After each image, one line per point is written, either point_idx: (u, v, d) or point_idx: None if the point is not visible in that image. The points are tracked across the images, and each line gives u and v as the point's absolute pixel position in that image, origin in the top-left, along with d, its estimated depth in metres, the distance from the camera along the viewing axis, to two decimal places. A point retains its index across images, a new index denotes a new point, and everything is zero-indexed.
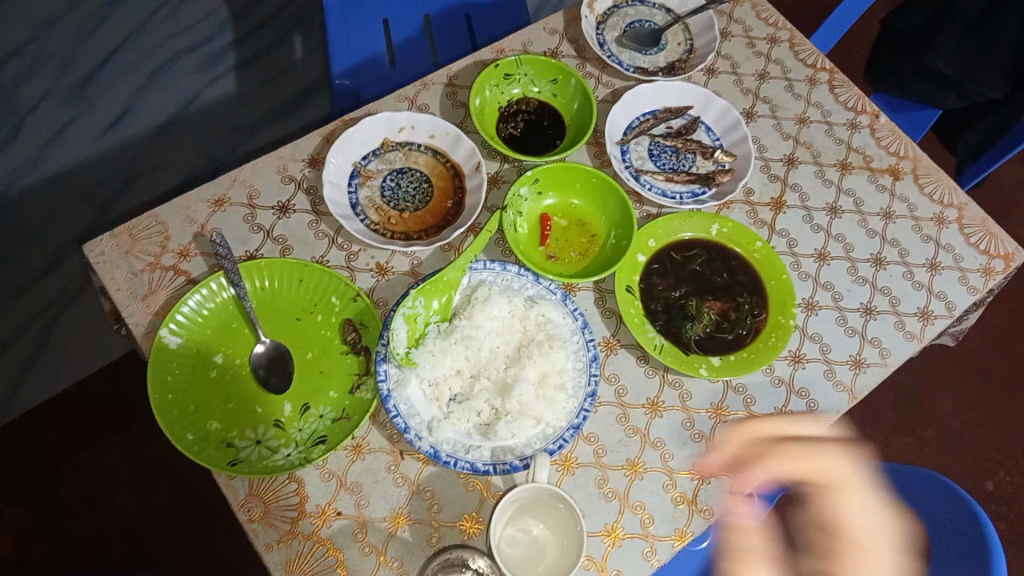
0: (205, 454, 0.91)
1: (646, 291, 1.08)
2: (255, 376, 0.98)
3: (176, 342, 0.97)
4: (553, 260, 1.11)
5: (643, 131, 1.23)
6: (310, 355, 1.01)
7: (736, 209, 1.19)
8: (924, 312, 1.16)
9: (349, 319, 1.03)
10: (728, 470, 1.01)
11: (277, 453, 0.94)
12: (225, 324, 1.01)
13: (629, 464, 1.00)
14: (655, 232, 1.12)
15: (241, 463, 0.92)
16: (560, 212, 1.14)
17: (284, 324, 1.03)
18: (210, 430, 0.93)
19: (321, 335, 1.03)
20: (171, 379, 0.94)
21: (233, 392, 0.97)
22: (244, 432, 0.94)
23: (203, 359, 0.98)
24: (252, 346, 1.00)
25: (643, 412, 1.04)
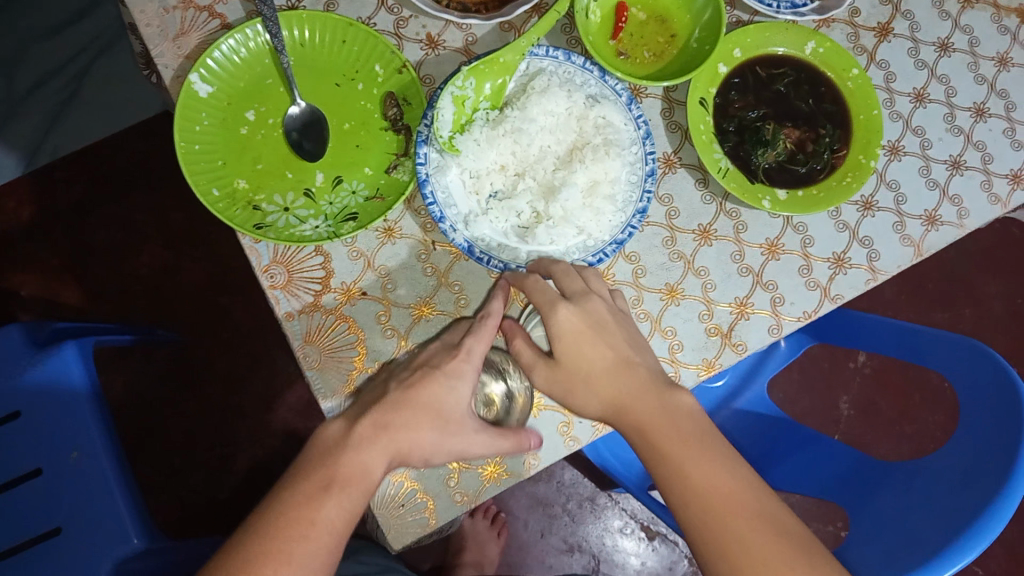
0: (230, 213, 0.88)
1: (720, 107, 0.98)
2: (287, 140, 0.92)
3: (206, 91, 0.90)
4: (623, 59, 1.00)
5: None
6: (347, 126, 0.94)
7: (837, 30, 1.04)
8: (1016, 175, 1.05)
9: (391, 93, 0.94)
10: (769, 308, 0.97)
11: (305, 224, 0.90)
12: (259, 78, 0.93)
13: (667, 289, 0.95)
14: (744, 41, 0.99)
15: (267, 228, 0.89)
16: (639, 3, 1.01)
17: (323, 88, 0.94)
18: (237, 189, 0.90)
19: (361, 106, 0.95)
20: (200, 130, 0.90)
21: (263, 153, 0.92)
22: (272, 196, 0.91)
23: (233, 114, 0.92)
24: (286, 107, 0.93)
25: (692, 238, 0.97)
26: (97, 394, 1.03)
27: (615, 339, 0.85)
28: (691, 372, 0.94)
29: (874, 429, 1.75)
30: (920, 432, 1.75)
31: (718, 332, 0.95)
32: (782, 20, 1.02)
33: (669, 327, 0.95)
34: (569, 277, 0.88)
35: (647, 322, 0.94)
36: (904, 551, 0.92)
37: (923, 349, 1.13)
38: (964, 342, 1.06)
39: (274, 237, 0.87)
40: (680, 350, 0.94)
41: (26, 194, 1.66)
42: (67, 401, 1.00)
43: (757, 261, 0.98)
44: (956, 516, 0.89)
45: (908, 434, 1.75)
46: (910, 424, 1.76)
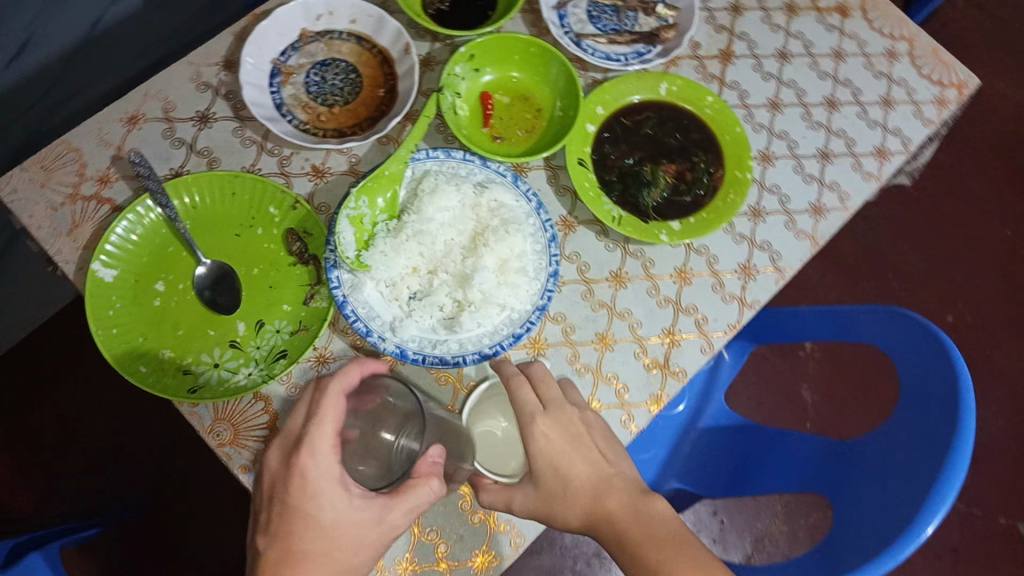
0: (161, 383, 0.88)
1: (599, 161, 1.04)
2: (201, 300, 0.94)
3: (111, 275, 0.92)
4: (498, 141, 1.05)
5: None
6: (257, 271, 0.97)
7: (684, 65, 1.13)
8: (881, 150, 1.13)
9: (291, 229, 0.97)
10: (698, 331, 1.01)
11: (238, 374, 0.91)
12: (160, 249, 0.95)
13: (598, 338, 0.99)
14: (603, 99, 1.07)
15: (202, 388, 0.90)
16: (500, 88, 1.08)
17: (224, 242, 0.97)
18: (164, 359, 0.91)
19: (266, 249, 0.98)
20: (114, 312, 0.90)
21: (180, 318, 0.93)
22: (199, 356, 0.91)
23: (143, 289, 0.93)
24: (193, 269, 0.95)
25: (607, 286, 1.02)
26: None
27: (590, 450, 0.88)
28: (643, 411, 0.97)
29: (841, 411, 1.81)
30: (883, 402, 1.82)
31: (656, 367, 0.99)
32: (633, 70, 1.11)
33: (610, 373, 0.98)
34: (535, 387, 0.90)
35: (589, 375, 0.97)
36: (886, 524, 0.95)
37: (851, 329, 1.20)
38: (890, 311, 1.12)
39: (211, 394, 0.88)
40: (627, 393, 0.97)
41: None
42: None
43: (674, 289, 1.02)
44: (920, 482, 0.93)
45: (872, 407, 1.81)
46: (872, 396, 1.82)
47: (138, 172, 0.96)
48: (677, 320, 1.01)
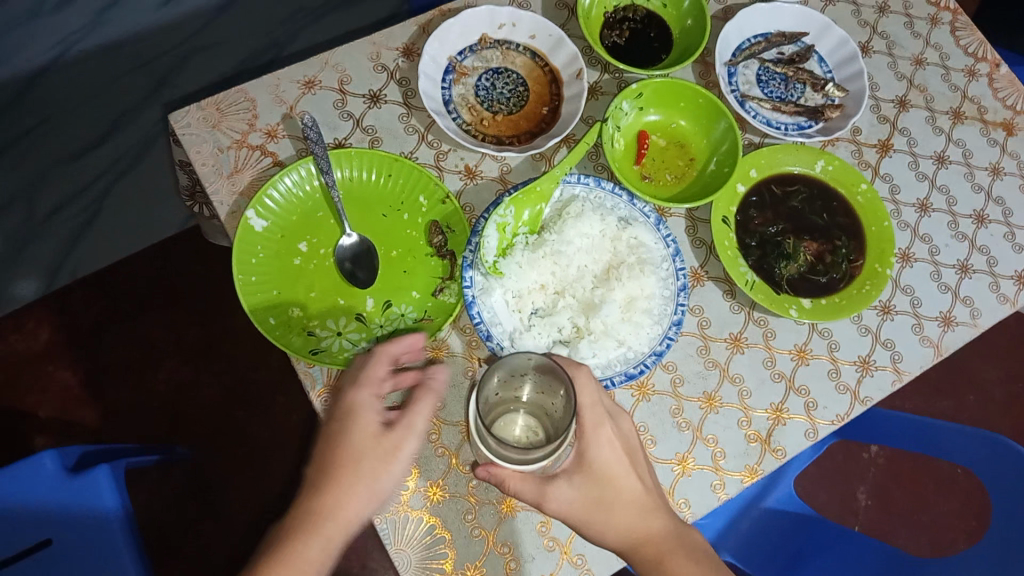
0: (285, 338, 0.91)
1: (742, 223, 1.05)
2: (340, 270, 0.97)
3: (262, 226, 0.95)
4: (647, 181, 1.06)
5: (754, 54, 1.15)
6: (394, 253, 1.00)
7: (841, 147, 1.13)
8: (1020, 276, 1.11)
9: (435, 222, 1.00)
10: (804, 411, 1.00)
11: (357, 347, 0.94)
12: (311, 212, 0.99)
13: (705, 397, 0.99)
14: (759, 162, 1.07)
15: (322, 352, 0.92)
16: (659, 130, 1.09)
17: (370, 218, 1.00)
18: (292, 317, 0.93)
19: (407, 235, 1.01)
20: (255, 262, 0.94)
21: (316, 281, 0.96)
22: (326, 321, 0.94)
23: (287, 246, 0.97)
24: (337, 238, 0.99)
25: (724, 346, 1.02)
26: (130, 519, 1.05)
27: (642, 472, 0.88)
28: (735, 480, 0.96)
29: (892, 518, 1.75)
30: (938, 524, 1.76)
31: (756, 437, 0.98)
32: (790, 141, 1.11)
33: (710, 435, 0.98)
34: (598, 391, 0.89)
35: (689, 431, 0.97)
36: None
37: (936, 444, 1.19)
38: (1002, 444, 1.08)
39: (331, 361, 0.90)
40: (723, 458, 0.97)
41: (51, 316, 1.71)
42: (101, 530, 1.03)
43: (790, 365, 1.02)
44: None
45: (925, 523, 1.76)
46: (927, 513, 1.77)
47: (306, 133, 0.98)
48: (785, 396, 1.00)
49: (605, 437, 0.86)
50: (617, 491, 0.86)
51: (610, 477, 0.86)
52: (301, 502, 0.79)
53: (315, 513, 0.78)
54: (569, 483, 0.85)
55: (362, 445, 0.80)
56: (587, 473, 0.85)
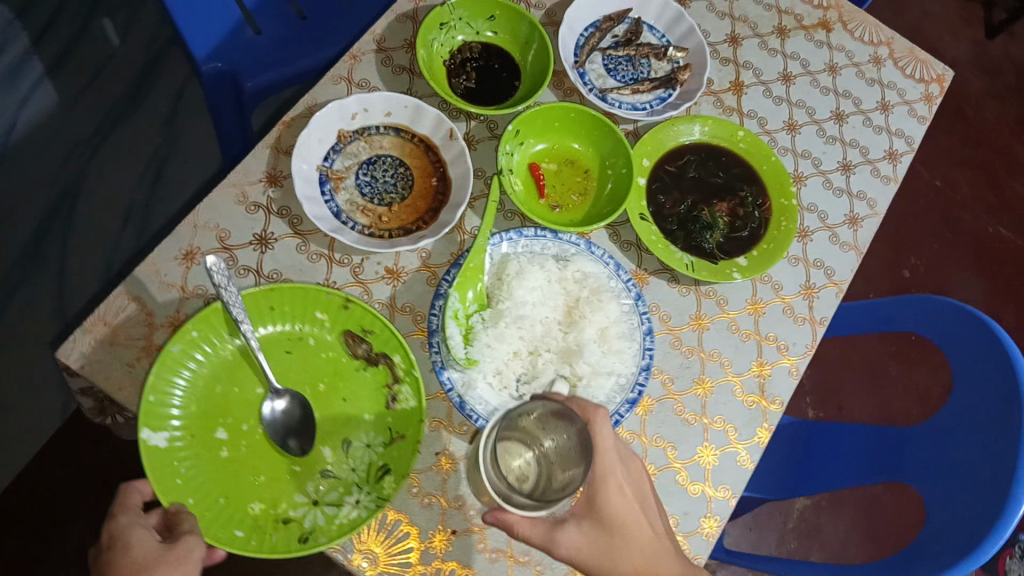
0: (268, 543, 0.83)
1: (657, 213, 1.08)
2: (280, 437, 0.90)
3: (171, 440, 0.85)
4: (559, 210, 1.07)
5: (594, 47, 1.16)
6: (322, 386, 0.95)
7: (703, 103, 1.18)
8: (891, 153, 1.21)
9: (349, 331, 0.95)
10: (781, 356, 1.06)
11: (343, 506, 0.87)
12: (212, 394, 0.90)
13: (697, 384, 1.03)
14: (647, 150, 1.10)
15: (313, 532, 0.85)
16: (547, 156, 1.09)
17: (281, 364, 0.94)
18: (257, 516, 0.85)
19: (324, 360, 0.96)
20: (186, 478, 0.84)
21: (257, 464, 0.88)
22: (296, 497, 0.87)
23: (208, 443, 0.87)
24: (259, 408, 0.91)
25: (691, 330, 1.05)
26: None
27: (649, 512, 0.88)
28: (755, 446, 1.01)
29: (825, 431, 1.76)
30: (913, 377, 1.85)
31: (754, 400, 1.03)
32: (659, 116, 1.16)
33: (717, 416, 1.01)
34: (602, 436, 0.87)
35: (699, 422, 1.00)
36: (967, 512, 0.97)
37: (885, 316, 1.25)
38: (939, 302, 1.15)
39: (330, 538, 0.83)
40: (736, 431, 1.01)
41: None
42: None
43: (756, 321, 1.07)
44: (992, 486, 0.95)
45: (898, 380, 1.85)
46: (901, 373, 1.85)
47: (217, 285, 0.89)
48: (762, 351, 1.06)
49: (615, 484, 0.86)
50: (628, 534, 0.85)
51: (621, 523, 0.85)
52: None
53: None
54: (580, 526, 0.85)
55: (134, 564, 0.81)
56: (597, 518, 0.85)
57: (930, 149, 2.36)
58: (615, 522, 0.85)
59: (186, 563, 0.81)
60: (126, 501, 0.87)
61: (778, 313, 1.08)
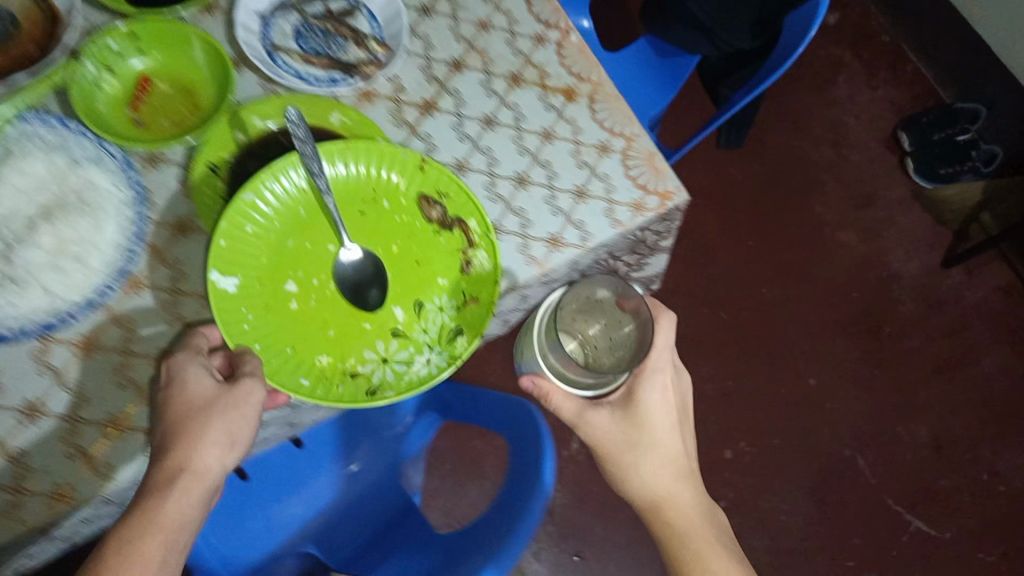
0: (332, 392, 0.98)
1: (237, 173, 0.99)
2: (343, 292, 1.02)
3: (234, 284, 0.97)
4: (141, 126, 1.00)
5: (293, 7, 1.10)
6: (394, 246, 1.06)
7: (378, 105, 1.09)
8: (554, 239, 1.08)
9: (423, 195, 1.05)
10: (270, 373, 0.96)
11: (413, 363, 1.02)
12: (281, 245, 1.01)
13: (159, 353, 0.94)
14: (266, 111, 1.01)
15: (381, 383, 1.01)
16: (165, 76, 1.03)
17: (355, 221, 1.05)
18: (323, 365, 0.99)
19: (396, 221, 1.06)
20: (250, 325, 0.97)
21: (325, 316, 1.02)
22: (366, 354, 1.02)
23: (277, 291, 1.00)
24: (335, 253, 1.03)
25: (198, 301, 0.96)
26: None
27: (675, 427, 1.10)
28: None
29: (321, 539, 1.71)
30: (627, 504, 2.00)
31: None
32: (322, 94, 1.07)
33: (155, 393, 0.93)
34: (659, 350, 1.08)
35: (130, 389, 0.92)
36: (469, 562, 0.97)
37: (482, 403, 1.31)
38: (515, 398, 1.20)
39: (397, 393, 1.00)
40: None
41: None
42: None
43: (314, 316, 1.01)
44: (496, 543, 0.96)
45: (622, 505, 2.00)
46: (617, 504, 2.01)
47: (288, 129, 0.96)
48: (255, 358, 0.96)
49: (660, 384, 1.08)
50: (655, 441, 1.09)
51: (649, 423, 1.08)
52: (148, 467, 0.91)
53: (175, 471, 0.89)
54: (613, 413, 1.09)
55: (193, 403, 0.90)
56: (630, 411, 1.08)
57: (821, 347, 2.16)
58: (645, 421, 1.08)
59: (234, 407, 0.92)
60: (189, 342, 0.93)
61: None
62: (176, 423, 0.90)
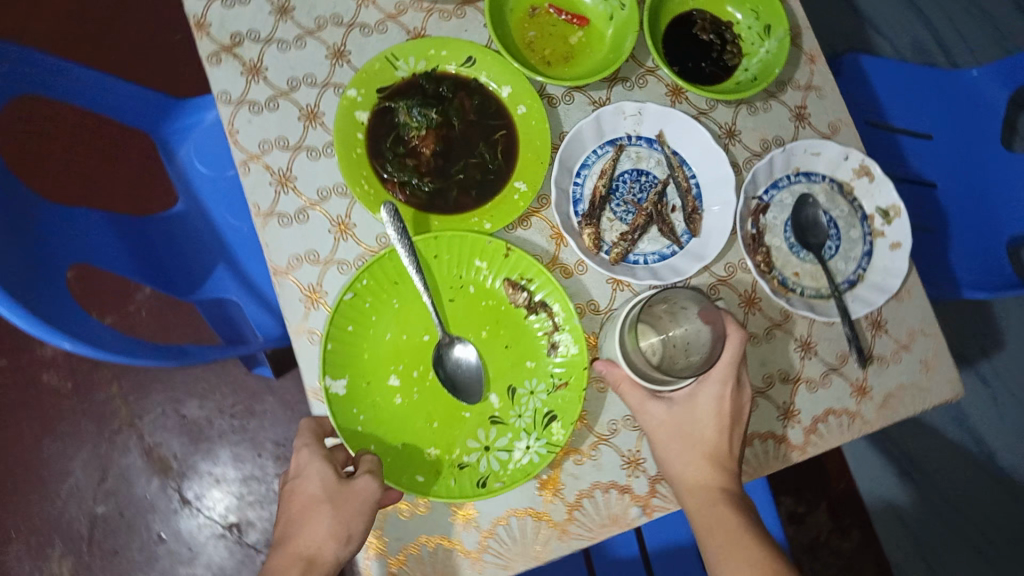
0: (444, 489, 0.87)
1: (464, 82, 0.94)
2: (444, 384, 0.90)
3: (343, 387, 0.86)
4: (528, 13, 0.99)
5: (672, 173, 0.97)
6: (485, 331, 0.93)
7: (538, 227, 0.95)
8: None
9: (509, 280, 0.92)
10: (245, 95, 0.94)
11: (515, 451, 0.90)
12: (380, 344, 0.89)
13: (286, 6, 0.96)
14: (531, 115, 0.93)
15: (489, 477, 0.88)
16: (587, 40, 1.00)
17: (455, 308, 0.93)
18: (431, 456, 0.88)
19: (486, 305, 0.93)
20: (362, 419, 0.87)
21: (430, 410, 0.90)
22: (471, 443, 0.90)
23: (379, 387, 0.89)
24: (432, 337, 0.92)
25: (334, 42, 0.97)
26: None
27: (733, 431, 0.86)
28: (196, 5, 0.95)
29: (161, 30, 1.72)
30: None
31: (230, 43, 0.95)
32: (554, 186, 0.94)
33: None
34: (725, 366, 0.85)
35: None
36: None
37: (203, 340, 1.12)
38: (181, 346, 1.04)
39: (507, 483, 0.87)
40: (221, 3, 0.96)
41: None
42: None
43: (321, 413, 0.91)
44: None
45: None
46: None
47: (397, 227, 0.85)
48: (264, 87, 0.94)
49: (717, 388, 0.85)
50: (698, 432, 0.86)
51: (693, 410, 0.86)
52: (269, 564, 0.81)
53: (300, 561, 0.80)
54: (669, 407, 0.87)
55: (314, 496, 0.82)
56: (686, 405, 0.87)
57: None
58: (692, 407, 0.87)
59: (353, 501, 0.81)
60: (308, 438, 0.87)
61: (285, 127, 0.94)
62: (298, 513, 0.83)
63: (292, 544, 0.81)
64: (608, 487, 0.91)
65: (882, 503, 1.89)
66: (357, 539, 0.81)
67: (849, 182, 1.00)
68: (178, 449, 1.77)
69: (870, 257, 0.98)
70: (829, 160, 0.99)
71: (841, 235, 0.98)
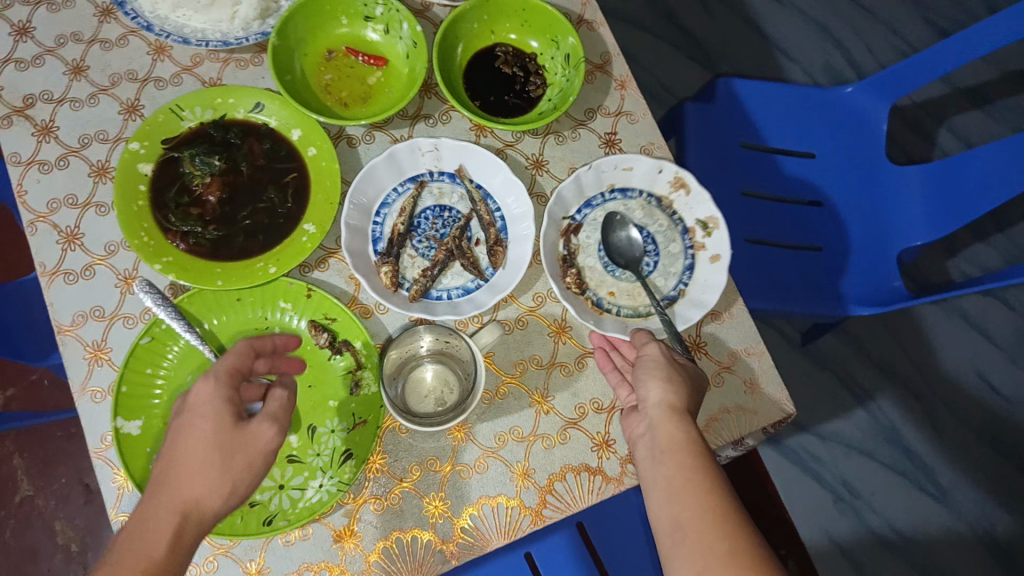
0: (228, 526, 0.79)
1: (253, 128, 0.94)
2: None
3: (138, 427, 0.82)
4: (324, 56, 0.98)
5: (473, 208, 0.96)
6: None
7: (335, 270, 0.94)
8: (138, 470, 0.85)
9: (314, 321, 0.89)
10: (36, 155, 0.93)
11: (309, 486, 0.84)
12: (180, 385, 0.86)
13: (81, 65, 0.96)
14: (323, 156, 0.92)
15: (277, 518, 0.81)
16: (386, 79, 0.99)
17: None
18: None
19: None
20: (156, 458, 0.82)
21: None
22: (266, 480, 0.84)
23: None
24: None
25: (128, 96, 0.96)
26: None
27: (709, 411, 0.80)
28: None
29: None
30: None
31: (23, 105, 0.94)
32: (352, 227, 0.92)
33: (45, 59, 0.96)
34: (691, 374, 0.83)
35: (50, 42, 0.96)
36: None
37: None
38: None
39: (292, 521, 0.80)
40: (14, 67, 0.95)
41: None
42: None
43: (112, 501, 0.83)
44: None
45: None
46: None
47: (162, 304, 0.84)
48: (56, 146, 0.93)
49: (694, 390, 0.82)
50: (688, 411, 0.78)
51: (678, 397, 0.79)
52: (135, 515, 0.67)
53: (177, 513, 0.67)
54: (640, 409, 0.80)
55: (206, 438, 0.71)
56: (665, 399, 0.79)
57: None
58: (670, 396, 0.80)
59: (253, 452, 0.72)
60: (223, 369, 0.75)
61: (76, 184, 0.93)
62: (189, 458, 0.70)
63: (170, 496, 0.68)
64: (411, 532, 0.86)
65: (817, 531, 1.71)
66: (242, 492, 0.72)
67: (667, 196, 0.99)
68: (83, 520, 1.61)
69: (691, 271, 0.96)
70: (643, 174, 0.97)
71: (655, 254, 0.97)
